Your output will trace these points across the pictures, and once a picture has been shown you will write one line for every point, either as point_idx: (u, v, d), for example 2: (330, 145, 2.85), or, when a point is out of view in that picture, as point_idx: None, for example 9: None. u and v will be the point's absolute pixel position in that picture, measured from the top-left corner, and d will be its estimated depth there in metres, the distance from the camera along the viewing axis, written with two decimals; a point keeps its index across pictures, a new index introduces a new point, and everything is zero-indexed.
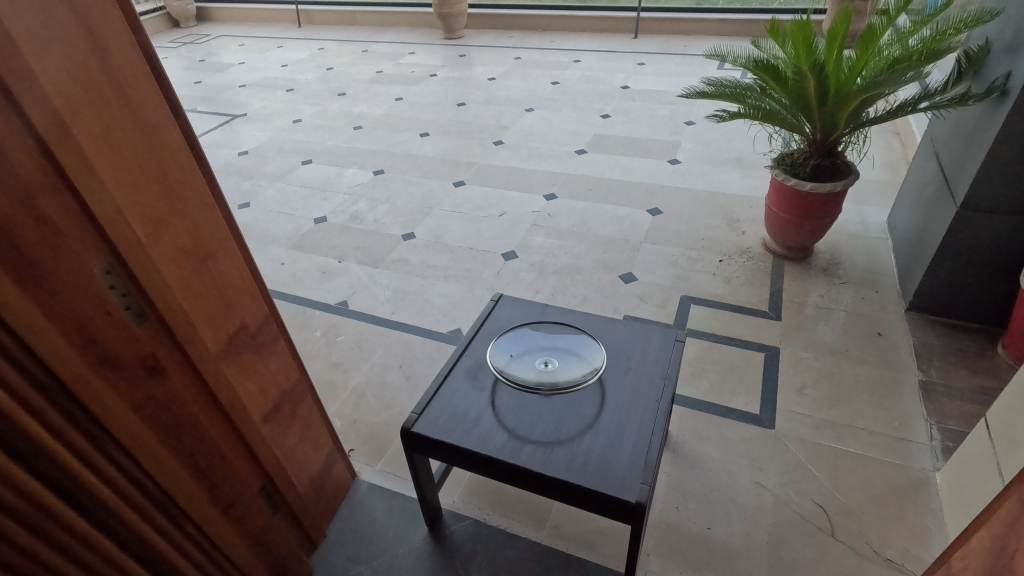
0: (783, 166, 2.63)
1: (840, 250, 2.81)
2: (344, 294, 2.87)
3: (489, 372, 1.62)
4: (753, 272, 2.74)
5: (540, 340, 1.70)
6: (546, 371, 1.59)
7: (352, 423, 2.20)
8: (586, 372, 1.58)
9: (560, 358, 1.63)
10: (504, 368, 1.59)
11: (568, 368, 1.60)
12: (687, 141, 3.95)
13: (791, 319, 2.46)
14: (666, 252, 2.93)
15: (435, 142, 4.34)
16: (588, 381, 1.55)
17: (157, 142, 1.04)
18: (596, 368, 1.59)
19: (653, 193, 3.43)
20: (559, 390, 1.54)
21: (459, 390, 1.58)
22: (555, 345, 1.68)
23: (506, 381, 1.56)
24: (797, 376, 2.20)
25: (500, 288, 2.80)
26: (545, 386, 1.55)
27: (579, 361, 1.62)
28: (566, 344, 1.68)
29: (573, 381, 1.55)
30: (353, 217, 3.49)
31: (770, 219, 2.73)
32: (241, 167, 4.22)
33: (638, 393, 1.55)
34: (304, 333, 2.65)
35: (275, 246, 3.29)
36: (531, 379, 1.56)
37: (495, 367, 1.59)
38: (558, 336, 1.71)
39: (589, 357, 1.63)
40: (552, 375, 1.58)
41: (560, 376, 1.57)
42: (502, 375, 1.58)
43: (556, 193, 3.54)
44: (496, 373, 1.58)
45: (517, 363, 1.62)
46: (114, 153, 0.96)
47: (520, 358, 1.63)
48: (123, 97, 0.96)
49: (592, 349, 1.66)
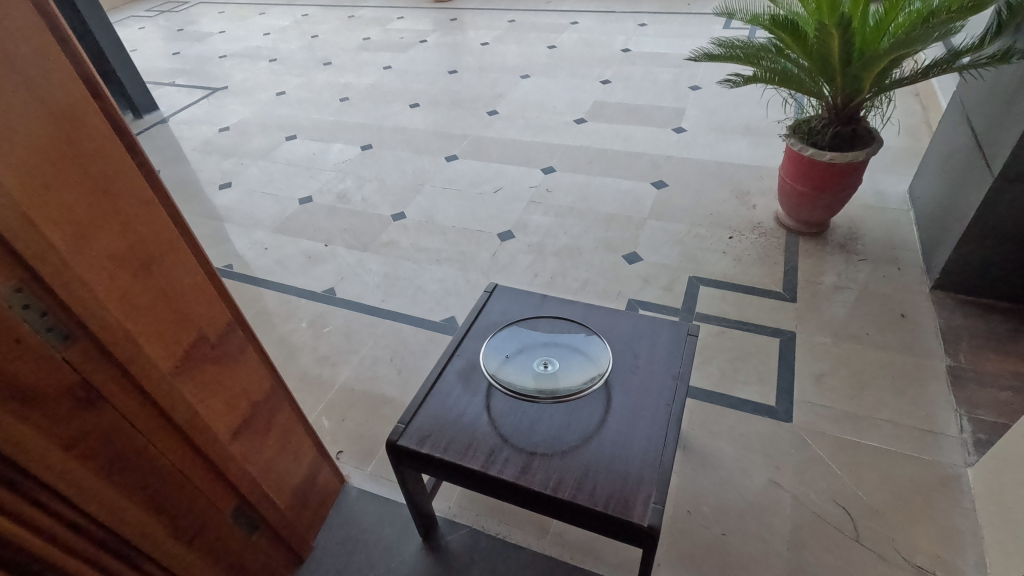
0: (799, 134, 2.42)
1: (858, 223, 2.63)
2: (331, 281, 2.72)
3: (481, 376, 1.47)
4: (765, 249, 2.57)
5: (537, 339, 1.54)
6: (545, 377, 1.43)
7: (340, 423, 2.07)
8: (588, 375, 1.42)
9: (561, 362, 1.47)
10: (498, 373, 1.44)
11: (569, 372, 1.44)
12: (693, 108, 3.72)
13: (807, 300, 2.30)
14: (672, 229, 2.75)
15: (426, 113, 4.11)
16: (592, 388, 1.39)
17: (89, 149, 0.89)
18: (602, 372, 1.43)
19: (657, 165, 3.23)
20: (560, 400, 1.37)
21: (450, 399, 1.43)
22: (554, 344, 1.53)
23: (503, 389, 1.40)
24: (814, 363, 2.06)
25: (495, 272, 2.64)
26: (544, 392, 1.39)
27: (582, 366, 1.46)
28: (567, 344, 1.53)
29: (575, 390, 1.39)
30: (340, 196, 3.31)
31: (785, 191, 2.55)
32: (223, 145, 4.01)
33: (648, 399, 1.40)
34: (289, 325, 2.50)
35: (258, 230, 3.12)
36: (529, 387, 1.40)
37: (488, 371, 1.44)
38: (558, 335, 1.56)
39: (592, 360, 1.47)
40: (552, 380, 1.42)
41: (562, 381, 1.42)
42: (496, 380, 1.42)
43: (554, 166, 3.34)
44: (490, 379, 1.43)
45: (512, 367, 1.46)
46: (32, 169, 0.81)
47: (516, 363, 1.47)
48: (40, 104, 0.81)
49: (597, 348, 1.50)
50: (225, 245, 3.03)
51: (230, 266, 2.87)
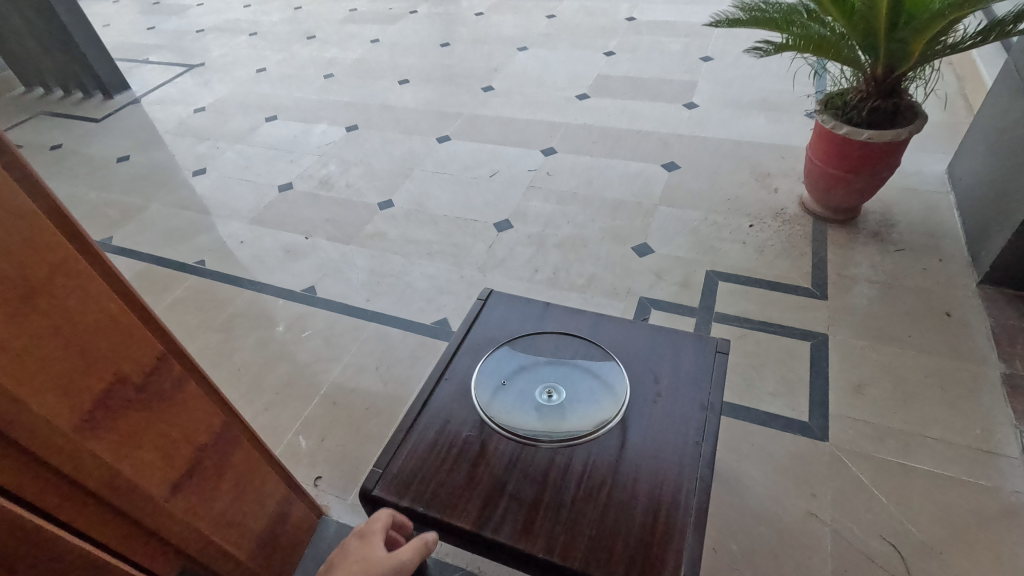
0: (832, 109, 2.14)
1: (893, 208, 2.38)
2: (311, 278, 2.48)
3: (472, 408, 1.24)
4: (790, 238, 2.32)
5: (539, 362, 1.32)
6: (547, 411, 1.22)
7: (320, 443, 1.85)
8: (597, 410, 1.21)
9: (566, 392, 1.26)
10: (492, 408, 1.23)
11: (577, 405, 1.22)
12: (705, 81, 3.43)
13: (839, 297, 2.06)
14: (686, 217, 2.50)
15: (415, 90, 3.81)
16: (605, 430, 1.17)
17: None
18: (617, 407, 1.21)
19: (668, 144, 2.96)
20: (565, 442, 1.16)
21: (437, 436, 1.19)
22: (559, 369, 1.31)
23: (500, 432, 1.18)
24: (850, 371, 1.83)
25: (492, 267, 2.40)
26: (545, 431, 1.18)
27: (590, 397, 1.24)
28: (573, 369, 1.31)
29: (583, 431, 1.17)
30: (322, 182, 3.05)
31: (814, 174, 2.29)
32: (198, 127, 3.72)
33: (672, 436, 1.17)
34: (265, 329, 2.27)
35: (234, 221, 2.87)
36: (529, 426, 1.19)
37: (480, 406, 1.23)
38: (564, 356, 1.33)
39: (603, 389, 1.25)
40: (556, 415, 1.21)
41: (567, 418, 1.20)
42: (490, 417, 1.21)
43: (555, 146, 3.06)
44: (482, 416, 1.21)
45: (510, 401, 1.25)
46: None
47: (514, 394, 1.26)
48: None
49: (610, 374, 1.28)
50: (197, 238, 2.78)
51: (202, 262, 2.63)
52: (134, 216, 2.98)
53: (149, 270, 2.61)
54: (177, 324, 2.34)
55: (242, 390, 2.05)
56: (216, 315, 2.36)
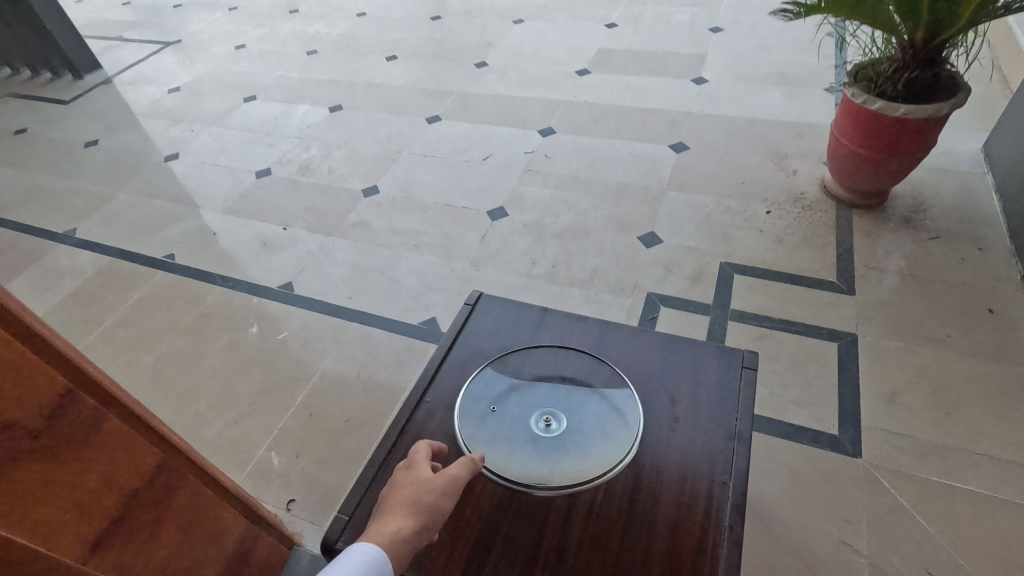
0: (863, 81, 1.92)
1: (924, 191, 2.17)
2: (289, 273, 2.28)
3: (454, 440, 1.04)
4: (811, 226, 2.12)
5: (535, 383, 1.13)
6: (545, 443, 1.02)
7: (295, 461, 1.67)
8: (605, 443, 1.02)
9: (568, 419, 1.06)
10: (479, 441, 1.03)
11: (580, 437, 1.03)
12: (714, 53, 3.19)
13: (868, 292, 1.86)
14: (697, 203, 2.29)
15: (404, 67, 3.56)
16: (615, 469, 0.98)
17: None
18: (628, 440, 1.02)
19: (676, 122, 2.73)
20: (566, 484, 0.96)
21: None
22: (559, 391, 1.11)
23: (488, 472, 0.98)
24: (883, 377, 1.64)
25: (485, 260, 2.20)
26: (543, 470, 0.98)
27: (596, 426, 1.04)
28: (575, 391, 1.11)
29: (588, 470, 0.98)
30: (303, 167, 2.83)
31: (839, 155, 2.07)
32: (172, 108, 3.49)
33: (694, 474, 0.98)
34: (238, 330, 2.08)
35: (207, 210, 2.66)
36: (523, 463, 0.99)
37: (464, 438, 1.03)
38: (564, 375, 1.14)
39: (611, 416, 1.06)
40: (556, 449, 1.01)
41: (569, 452, 1.01)
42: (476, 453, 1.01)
43: (553, 126, 2.84)
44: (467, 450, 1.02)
45: (501, 431, 1.05)
46: None
47: (506, 422, 1.06)
48: None
49: (620, 397, 1.09)
50: (168, 229, 2.57)
51: (172, 256, 2.42)
52: (100, 206, 2.76)
53: (114, 265, 2.41)
54: (142, 324, 2.14)
55: (212, 399, 1.87)
56: (185, 314, 2.17)
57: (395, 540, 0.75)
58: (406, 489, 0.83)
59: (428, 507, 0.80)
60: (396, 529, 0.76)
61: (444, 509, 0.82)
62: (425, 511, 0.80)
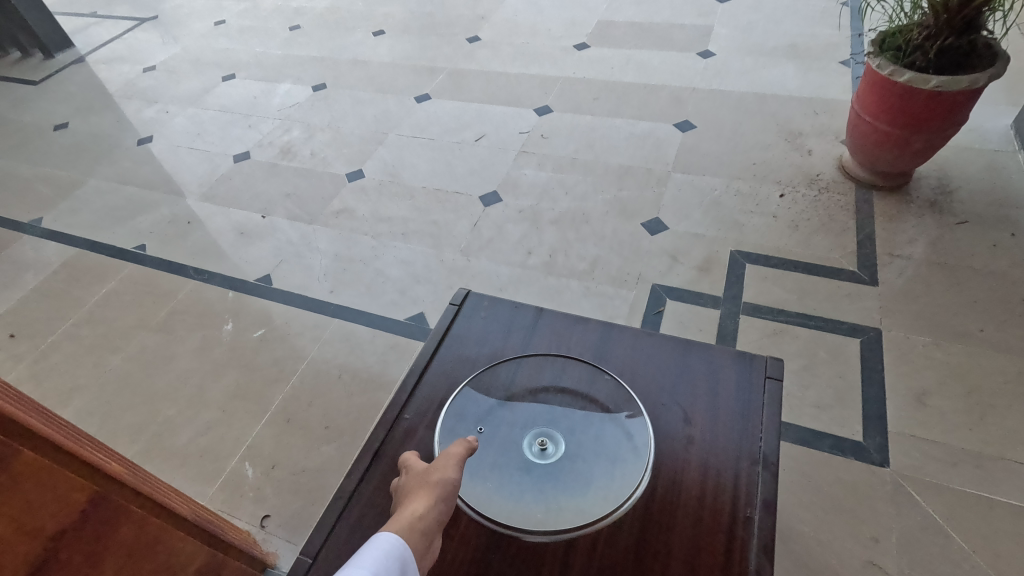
0: (890, 51, 1.74)
1: (950, 171, 2.01)
2: (267, 265, 2.13)
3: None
4: (828, 210, 1.96)
5: (528, 399, 0.98)
6: (540, 471, 0.88)
7: (270, 472, 1.54)
8: (610, 472, 0.87)
9: (566, 441, 0.92)
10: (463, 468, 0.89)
11: (581, 464, 0.89)
12: (721, 25, 2.99)
13: (892, 282, 1.71)
14: (704, 186, 2.13)
15: (391, 42, 3.36)
16: (623, 504, 0.84)
17: None
18: (637, 467, 0.88)
19: (681, 99, 2.56)
20: (564, 522, 0.82)
21: (387, 509, 0.89)
22: (556, 407, 0.97)
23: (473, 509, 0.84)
24: (911, 376, 1.50)
25: (477, 250, 2.05)
26: (538, 505, 0.84)
27: (599, 451, 0.90)
28: (574, 407, 0.97)
29: (589, 506, 0.83)
30: (284, 151, 2.66)
31: (860, 133, 1.90)
32: (146, 89, 3.29)
33: (713, 508, 0.84)
34: (211, 327, 1.94)
35: (181, 197, 2.49)
36: (512, 496, 0.85)
37: None
38: (562, 389, 0.99)
39: (616, 439, 0.91)
40: (552, 479, 0.87)
41: (568, 483, 0.87)
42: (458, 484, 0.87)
43: (550, 104, 2.66)
44: None
45: (488, 456, 0.91)
46: None
47: (496, 446, 0.92)
48: None
49: (626, 414, 0.94)
50: (139, 218, 2.41)
51: (143, 247, 2.27)
52: (68, 194, 2.60)
53: (81, 258, 2.25)
54: (109, 321, 2.00)
55: (182, 404, 1.73)
56: (155, 310, 2.02)
57: (412, 524, 0.66)
58: (411, 481, 0.74)
59: (434, 481, 0.71)
60: (410, 514, 0.67)
61: (451, 480, 0.72)
62: (433, 485, 0.71)
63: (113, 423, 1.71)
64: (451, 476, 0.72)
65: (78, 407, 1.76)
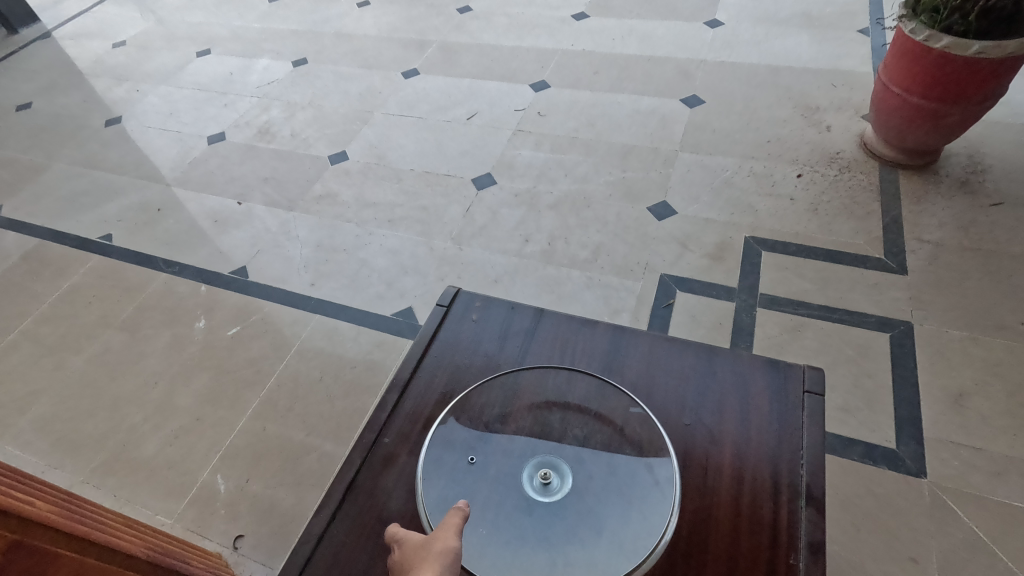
0: (926, 13, 1.56)
1: (982, 147, 1.85)
2: (243, 256, 1.97)
3: (417, 507, 0.77)
4: (850, 191, 1.81)
5: (526, 423, 0.84)
6: (543, 512, 0.74)
7: (244, 486, 1.40)
8: (625, 513, 0.74)
9: (573, 472, 0.77)
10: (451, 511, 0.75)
11: (591, 500, 0.75)
12: None
13: (923, 271, 1.57)
14: (715, 166, 1.98)
15: (377, 14, 3.14)
16: (645, 551, 0.70)
17: None
18: (659, 505, 0.74)
19: (688, 72, 2.38)
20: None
21: (360, 559, 0.75)
22: (559, 432, 0.83)
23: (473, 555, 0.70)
24: (947, 376, 1.36)
25: (470, 237, 1.89)
26: (542, 557, 0.70)
27: (612, 485, 0.76)
28: (581, 430, 0.83)
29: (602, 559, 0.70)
30: (262, 131, 2.47)
31: (887, 107, 1.74)
32: (116, 66, 3.08)
33: (749, 555, 0.70)
34: (182, 324, 1.79)
35: (152, 182, 2.31)
36: (510, 548, 0.71)
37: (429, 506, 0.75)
38: (566, 409, 0.85)
39: (631, 470, 0.77)
40: (558, 521, 0.73)
41: (578, 526, 0.72)
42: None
43: (547, 79, 2.48)
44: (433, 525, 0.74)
45: (482, 492, 0.77)
46: None
47: (490, 479, 0.78)
48: None
49: (641, 439, 0.80)
50: (107, 205, 2.24)
51: (109, 237, 2.10)
52: (31, 179, 2.42)
53: (42, 249, 2.08)
54: (72, 319, 1.84)
55: (149, 410, 1.58)
56: (121, 306, 1.86)
57: None
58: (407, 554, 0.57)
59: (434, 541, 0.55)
60: None
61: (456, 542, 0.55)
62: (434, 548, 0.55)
63: (75, 431, 1.56)
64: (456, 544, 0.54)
65: (36, 413, 1.62)
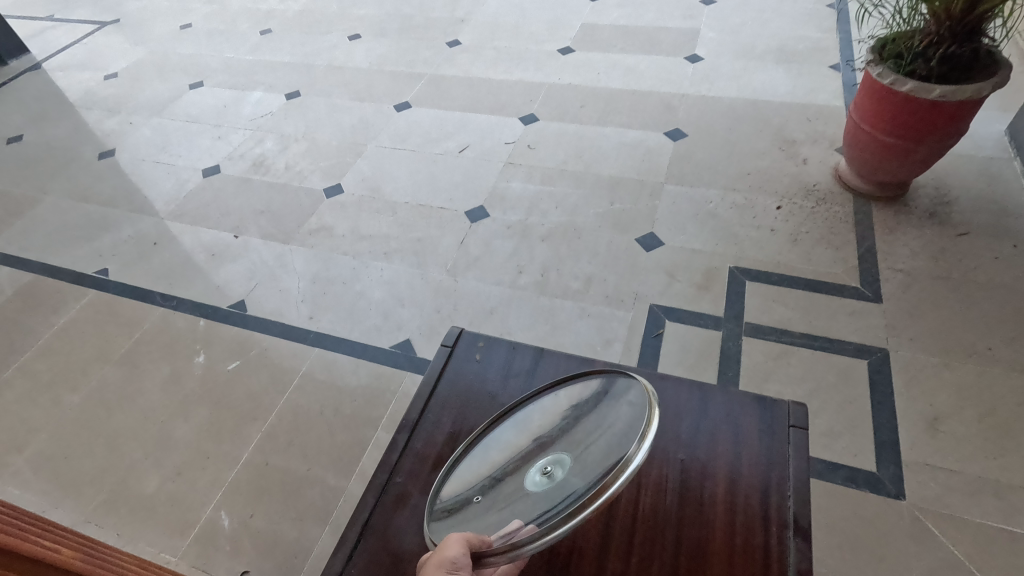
0: (890, 59, 1.67)
1: (948, 179, 1.96)
2: (241, 288, 2.00)
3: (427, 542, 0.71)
4: (827, 221, 1.91)
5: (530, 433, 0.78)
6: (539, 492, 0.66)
7: (247, 522, 1.42)
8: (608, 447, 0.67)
9: (565, 449, 0.71)
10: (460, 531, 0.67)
11: (583, 455, 0.68)
12: (709, 28, 2.91)
13: (897, 298, 1.66)
14: (699, 198, 2.06)
15: (368, 46, 3.22)
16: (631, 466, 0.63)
17: None
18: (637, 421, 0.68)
19: (671, 106, 2.48)
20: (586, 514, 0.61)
21: None
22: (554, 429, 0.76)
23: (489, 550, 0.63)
24: (923, 400, 1.44)
25: (464, 268, 1.95)
26: (558, 529, 0.61)
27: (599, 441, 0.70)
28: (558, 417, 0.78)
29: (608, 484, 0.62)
30: (256, 164, 2.51)
31: (859, 143, 1.84)
32: (108, 97, 3.11)
33: None
34: (180, 360, 1.80)
35: (146, 215, 2.34)
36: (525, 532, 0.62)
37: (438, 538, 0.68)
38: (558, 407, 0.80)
39: (604, 413, 0.73)
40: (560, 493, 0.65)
41: (576, 479, 0.65)
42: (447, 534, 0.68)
43: (536, 112, 2.56)
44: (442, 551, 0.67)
45: (494, 514, 0.68)
46: None
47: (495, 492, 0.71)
48: None
49: (609, 395, 0.76)
50: (100, 238, 2.26)
51: (105, 271, 2.12)
52: (23, 213, 2.42)
53: (37, 284, 2.09)
54: (68, 355, 1.85)
55: (149, 447, 1.60)
56: (119, 342, 1.87)
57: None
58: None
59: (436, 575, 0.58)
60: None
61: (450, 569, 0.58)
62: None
63: (73, 469, 1.57)
64: (456, 552, 0.60)
65: (34, 451, 1.62)
